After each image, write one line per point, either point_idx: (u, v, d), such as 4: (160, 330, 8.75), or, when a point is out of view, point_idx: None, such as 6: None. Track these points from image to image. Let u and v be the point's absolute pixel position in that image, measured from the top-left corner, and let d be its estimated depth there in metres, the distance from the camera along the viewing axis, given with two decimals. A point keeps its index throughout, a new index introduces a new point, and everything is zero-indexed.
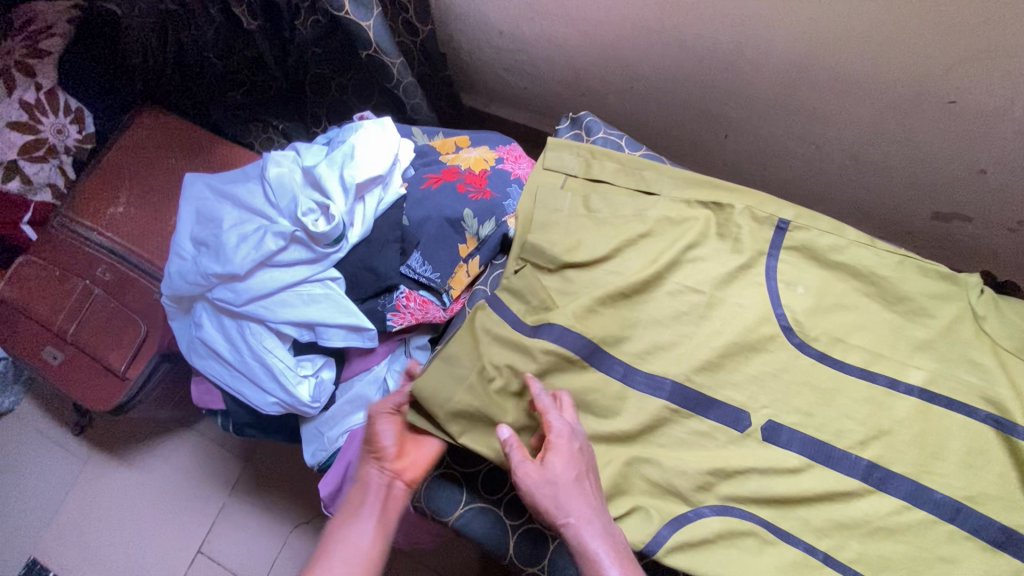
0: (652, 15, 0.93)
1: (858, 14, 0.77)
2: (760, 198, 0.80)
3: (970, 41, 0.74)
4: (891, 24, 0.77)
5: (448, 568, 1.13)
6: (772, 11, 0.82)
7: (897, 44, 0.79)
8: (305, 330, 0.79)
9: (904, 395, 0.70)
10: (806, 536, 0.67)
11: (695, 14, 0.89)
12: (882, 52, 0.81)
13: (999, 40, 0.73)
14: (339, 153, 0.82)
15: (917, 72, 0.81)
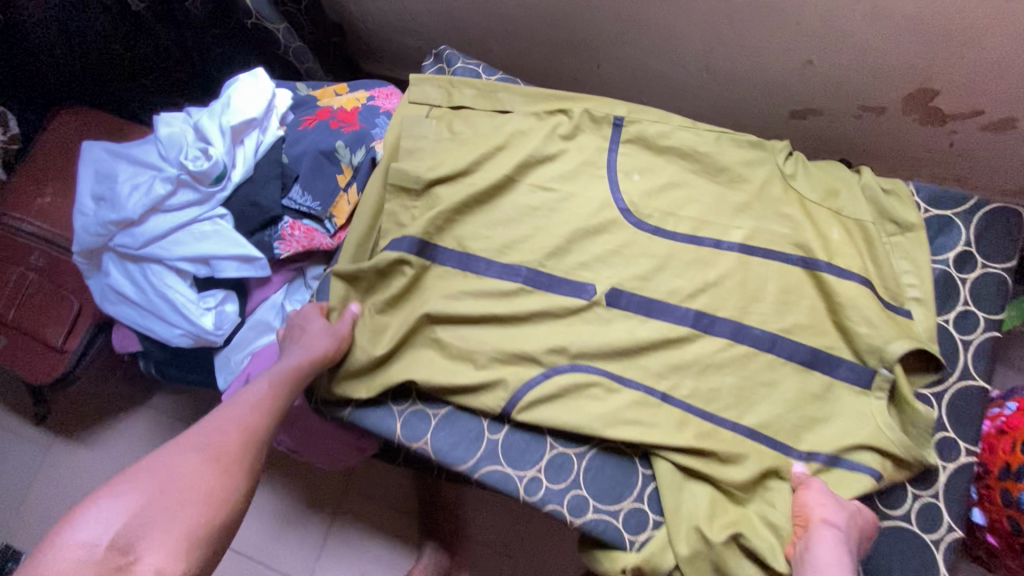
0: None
1: None
2: (596, 101, 0.88)
3: None
4: None
5: (392, 495, 1.21)
6: None
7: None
8: (201, 265, 0.87)
9: (727, 251, 0.78)
10: (647, 381, 0.75)
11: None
12: None
13: None
14: (218, 104, 0.91)
15: None
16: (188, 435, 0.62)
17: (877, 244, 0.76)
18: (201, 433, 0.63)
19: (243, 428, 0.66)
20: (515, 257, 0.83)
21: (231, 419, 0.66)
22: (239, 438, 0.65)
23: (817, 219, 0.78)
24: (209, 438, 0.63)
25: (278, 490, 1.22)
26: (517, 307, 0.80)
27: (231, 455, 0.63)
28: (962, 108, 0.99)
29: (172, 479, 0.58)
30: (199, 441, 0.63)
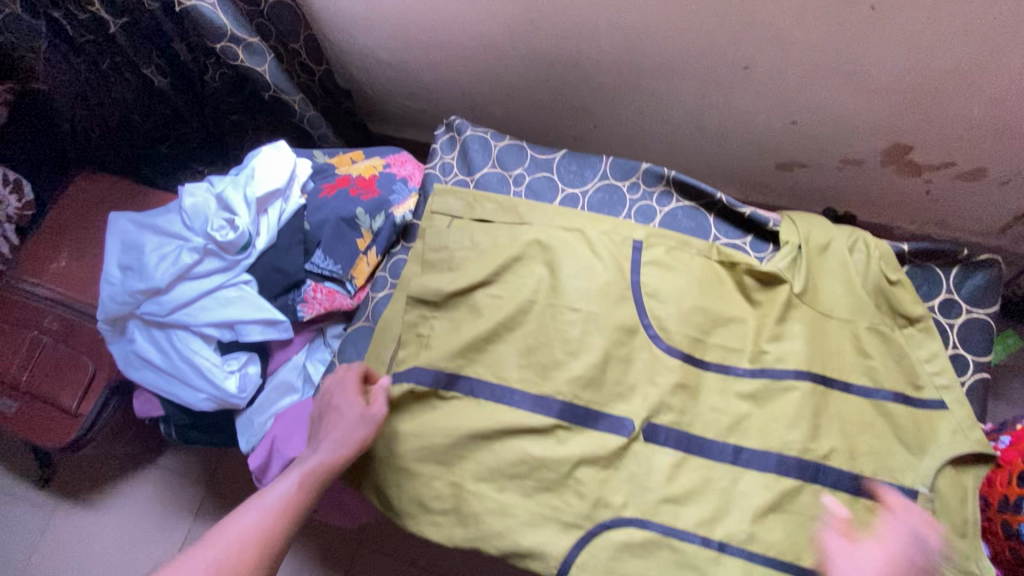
0: (502, 29, 1.09)
1: (648, 10, 0.94)
2: (596, 164, 0.96)
3: (736, 17, 0.90)
4: (676, 18, 0.94)
5: (406, 546, 1.20)
6: (589, 17, 1.00)
7: (692, 25, 0.94)
8: (226, 330, 0.90)
9: (727, 302, 0.83)
10: (661, 427, 0.79)
11: (537, 25, 1.05)
12: (679, 40, 0.98)
13: (756, 15, 0.89)
14: (242, 176, 0.95)
15: (712, 49, 0.98)
16: (202, 550, 0.62)
17: (869, 299, 0.80)
18: (215, 550, 0.63)
19: (261, 540, 0.65)
20: (531, 315, 0.86)
21: (248, 530, 0.65)
22: (254, 554, 0.64)
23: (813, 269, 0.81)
24: (226, 553, 0.63)
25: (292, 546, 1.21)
26: (534, 364, 0.83)
27: (246, 573, 0.62)
28: (936, 160, 1.06)
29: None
30: (212, 556, 0.62)
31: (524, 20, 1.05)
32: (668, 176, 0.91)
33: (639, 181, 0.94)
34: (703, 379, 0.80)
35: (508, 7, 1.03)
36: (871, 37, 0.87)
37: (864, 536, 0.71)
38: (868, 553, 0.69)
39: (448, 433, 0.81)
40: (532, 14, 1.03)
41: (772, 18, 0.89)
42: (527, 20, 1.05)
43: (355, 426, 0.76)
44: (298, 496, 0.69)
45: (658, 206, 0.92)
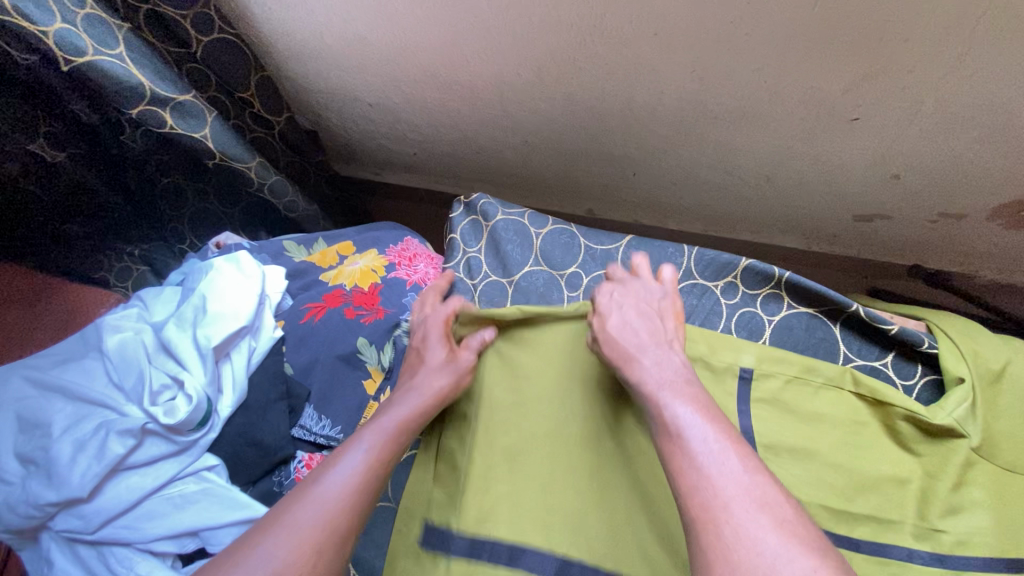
0: (527, 71, 0.83)
1: (743, 49, 0.71)
2: (670, 257, 0.74)
3: (865, 60, 0.68)
4: (779, 61, 0.71)
5: None
6: (655, 56, 0.75)
7: (789, 71, 0.72)
8: (187, 539, 0.62)
9: (880, 450, 0.62)
10: None
11: (575, 67, 0.80)
12: (773, 85, 0.75)
13: (891, 59, 0.68)
14: (189, 306, 0.67)
15: (814, 95, 0.75)
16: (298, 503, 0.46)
17: None
18: (307, 505, 0.46)
19: (360, 467, 0.51)
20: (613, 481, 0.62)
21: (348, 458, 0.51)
22: (352, 484, 0.49)
23: (993, 405, 0.61)
24: (323, 508, 0.47)
25: None
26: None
27: (354, 496, 0.48)
28: None
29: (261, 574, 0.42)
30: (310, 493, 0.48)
31: (559, 62, 0.80)
32: (782, 278, 0.70)
33: (738, 281, 0.72)
34: (857, 568, 0.58)
35: (539, 45, 0.78)
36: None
37: (659, 332, 0.60)
38: (652, 330, 0.60)
39: None
40: (572, 54, 0.78)
41: (917, 62, 0.67)
42: (563, 60, 0.79)
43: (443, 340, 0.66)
44: (396, 421, 0.56)
45: (763, 312, 0.71)
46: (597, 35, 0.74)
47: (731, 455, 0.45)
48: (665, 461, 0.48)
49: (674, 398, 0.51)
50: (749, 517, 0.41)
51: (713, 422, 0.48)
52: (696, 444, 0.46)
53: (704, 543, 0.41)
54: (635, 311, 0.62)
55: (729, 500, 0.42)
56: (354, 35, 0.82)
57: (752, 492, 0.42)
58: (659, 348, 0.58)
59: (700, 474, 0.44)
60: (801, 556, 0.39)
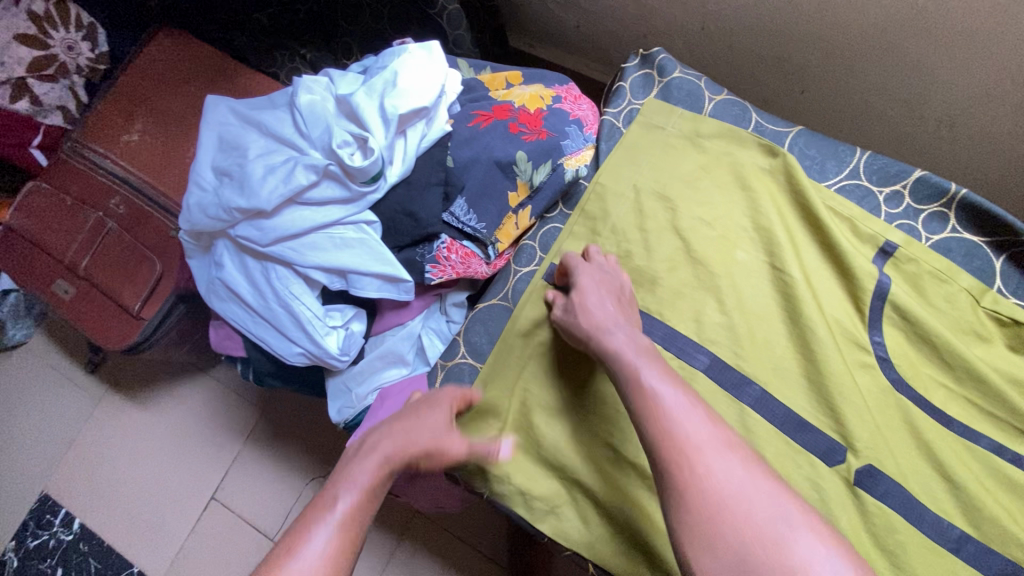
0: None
1: None
2: (841, 151, 0.72)
3: None
4: None
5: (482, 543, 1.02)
6: None
7: None
8: (336, 277, 0.72)
9: (1009, 379, 0.61)
10: (881, 522, 0.60)
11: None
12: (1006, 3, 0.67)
13: None
14: (379, 79, 0.72)
15: None
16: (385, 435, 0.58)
17: None
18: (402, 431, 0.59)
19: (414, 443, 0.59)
20: (731, 321, 0.67)
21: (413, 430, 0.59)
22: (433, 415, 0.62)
23: None
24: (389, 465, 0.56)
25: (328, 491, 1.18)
26: (724, 385, 0.66)
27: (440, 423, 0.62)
28: None
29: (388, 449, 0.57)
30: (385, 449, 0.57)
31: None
32: (956, 195, 0.67)
33: (906, 192, 0.69)
34: (935, 463, 0.61)
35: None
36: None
37: (626, 312, 0.65)
38: (620, 312, 0.64)
39: (607, 458, 0.64)
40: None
41: None
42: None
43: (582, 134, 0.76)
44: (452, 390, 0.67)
45: (924, 230, 0.68)
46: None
47: (697, 410, 0.54)
48: (639, 413, 0.54)
49: (643, 363, 0.57)
50: (718, 456, 0.50)
51: (678, 384, 0.56)
52: (669, 401, 0.53)
53: (673, 479, 0.50)
54: (607, 291, 0.66)
55: (700, 443, 0.51)
56: None
57: (717, 438, 0.52)
58: (630, 326, 0.62)
59: (675, 422, 0.52)
60: (759, 479, 0.50)
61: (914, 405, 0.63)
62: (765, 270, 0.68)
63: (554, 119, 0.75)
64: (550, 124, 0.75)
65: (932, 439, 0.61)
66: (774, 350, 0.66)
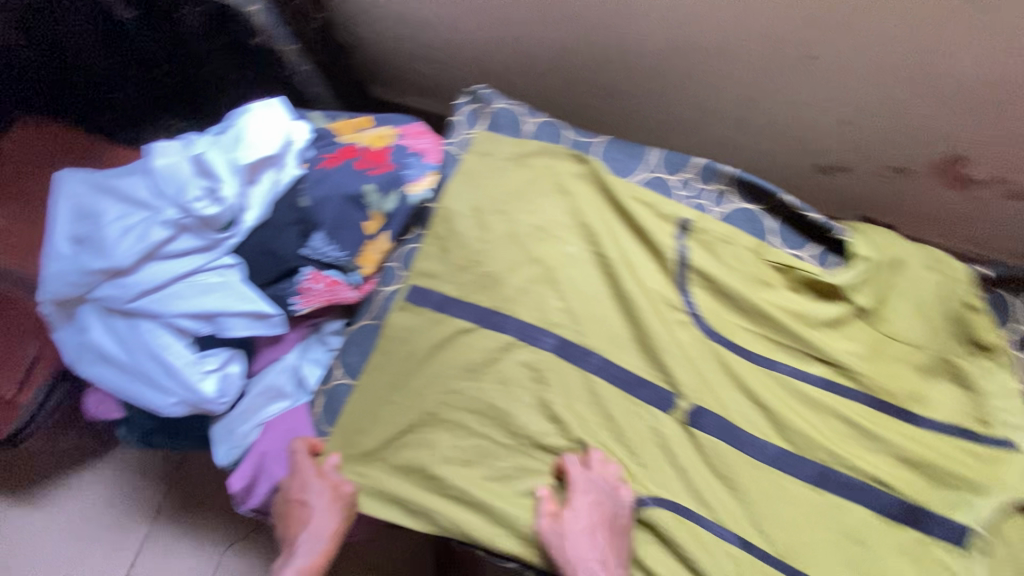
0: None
1: None
2: (639, 151, 0.85)
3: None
4: None
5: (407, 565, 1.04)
6: None
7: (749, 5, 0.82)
8: (204, 322, 0.75)
9: (790, 313, 0.74)
10: (713, 452, 0.69)
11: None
12: (738, 19, 0.85)
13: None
14: (227, 136, 0.79)
15: (770, 33, 0.86)
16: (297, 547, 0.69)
17: (940, 326, 0.71)
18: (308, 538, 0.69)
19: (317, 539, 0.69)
20: (569, 306, 0.77)
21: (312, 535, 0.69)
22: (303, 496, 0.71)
23: (889, 289, 0.73)
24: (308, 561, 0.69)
25: (253, 551, 1.16)
26: (571, 362, 0.75)
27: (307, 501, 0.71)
28: (989, 175, 0.98)
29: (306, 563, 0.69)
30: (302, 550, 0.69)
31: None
32: (730, 174, 0.81)
33: (694, 178, 0.83)
34: (748, 393, 0.71)
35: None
36: (972, 27, 0.77)
37: (614, 543, 0.67)
38: (594, 545, 0.65)
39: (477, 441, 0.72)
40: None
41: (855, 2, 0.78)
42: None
43: (428, 163, 0.85)
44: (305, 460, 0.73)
45: (712, 206, 0.82)
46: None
47: None
48: None
49: None
50: None
51: None
52: None
53: None
54: (599, 519, 0.66)
55: None
56: None
57: None
58: (603, 567, 0.64)
59: None
60: None
61: (726, 350, 0.74)
62: (591, 257, 0.79)
63: (399, 153, 0.84)
64: (394, 158, 0.83)
65: (743, 376, 0.72)
66: (607, 323, 0.76)
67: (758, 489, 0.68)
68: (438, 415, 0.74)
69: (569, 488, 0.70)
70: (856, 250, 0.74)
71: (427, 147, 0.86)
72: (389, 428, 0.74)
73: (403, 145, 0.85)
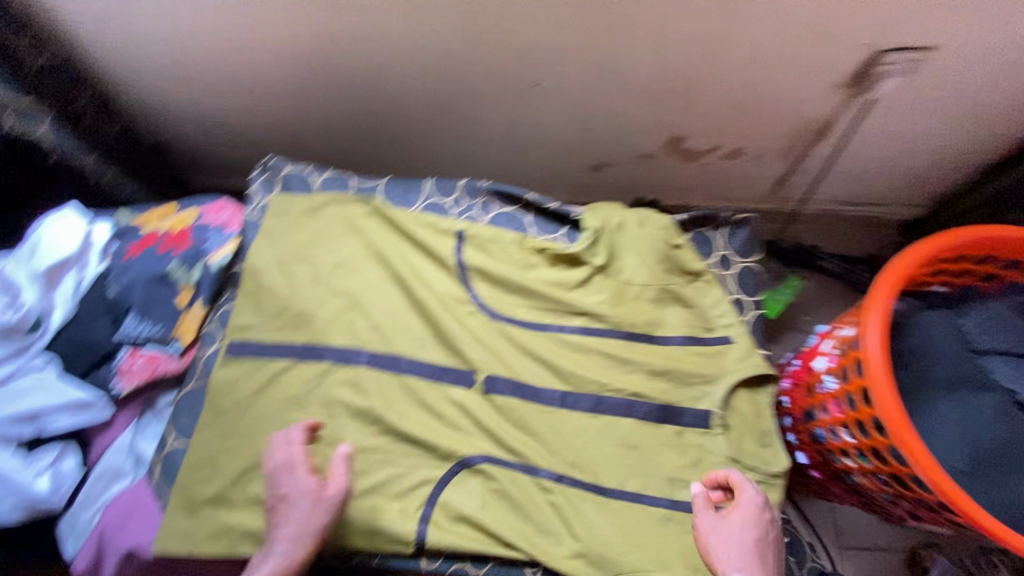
0: (302, 61, 1.08)
1: (437, 40, 1.01)
2: (413, 183, 1.01)
3: (510, 40, 1.00)
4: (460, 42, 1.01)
5: None
6: (386, 45, 1.03)
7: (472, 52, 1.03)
8: (26, 424, 0.79)
9: (551, 285, 0.91)
10: (509, 411, 0.83)
11: (336, 51, 1.05)
12: (468, 59, 1.04)
13: (526, 36, 0.99)
14: (23, 248, 0.84)
15: (497, 67, 1.06)
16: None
17: (659, 265, 0.92)
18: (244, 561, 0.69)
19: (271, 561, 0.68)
20: (374, 323, 0.89)
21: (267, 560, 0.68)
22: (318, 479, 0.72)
23: (617, 246, 0.93)
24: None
25: None
26: (383, 369, 0.86)
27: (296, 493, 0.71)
28: (705, 145, 1.25)
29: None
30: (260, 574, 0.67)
31: (322, 48, 1.05)
32: (484, 188, 0.99)
33: (460, 195, 0.99)
34: (529, 355, 0.86)
35: (299, 36, 1.02)
36: (635, 44, 0.99)
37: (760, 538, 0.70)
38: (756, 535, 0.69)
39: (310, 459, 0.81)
40: (329, 42, 1.03)
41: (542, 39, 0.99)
42: (323, 48, 1.05)
43: (228, 232, 0.95)
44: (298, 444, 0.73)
45: (481, 215, 0.98)
46: (339, 25, 1.00)
47: None
48: None
49: None
50: None
51: None
52: None
53: None
54: (745, 523, 0.70)
55: None
56: (156, 53, 1.07)
57: None
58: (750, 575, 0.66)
59: None
60: None
61: (508, 325, 0.89)
62: (386, 278, 0.92)
63: (199, 230, 0.94)
64: (194, 235, 0.93)
65: (524, 342, 0.87)
66: (407, 329, 0.89)
67: (549, 430, 0.81)
68: (270, 448, 0.81)
69: (396, 477, 0.80)
70: (586, 223, 0.94)
71: (227, 218, 0.97)
72: (225, 472, 0.80)
73: (203, 221, 0.95)
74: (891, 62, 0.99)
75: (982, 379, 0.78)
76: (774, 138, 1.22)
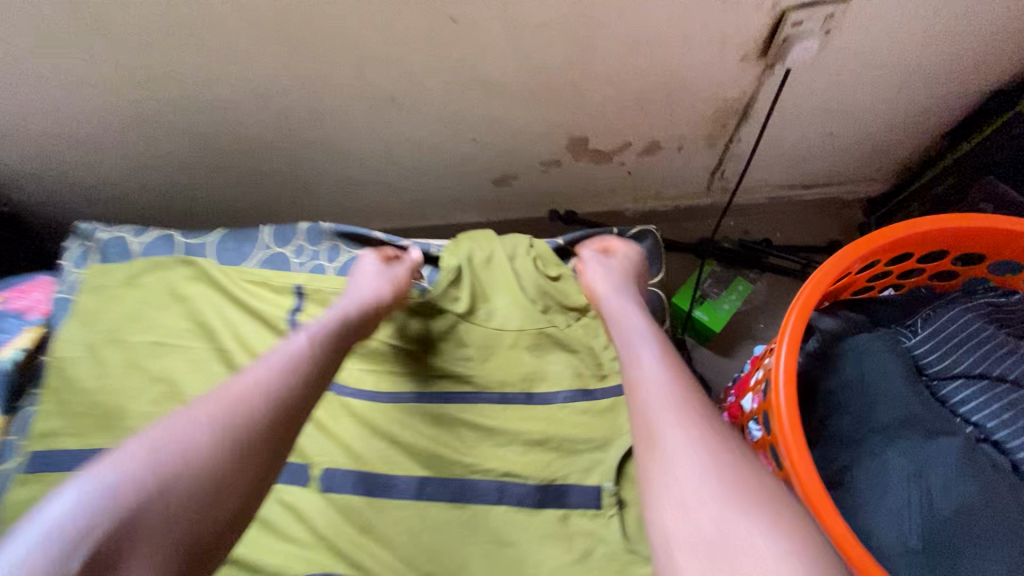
0: (119, 105, 0.92)
1: (262, 65, 0.86)
2: (249, 234, 0.86)
3: (344, 53, 0.84)
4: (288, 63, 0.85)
5: None
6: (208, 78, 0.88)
7: (308, 72, 0.87)
8: None
9: (405, 343, 0.76)
10: (351, 512, 0.66)
11: (154, 89, 0.90)
12: (307, 82, 0.89)
13: (361, 47, 0.83)
14: None
15: (343, 87, 0.90)
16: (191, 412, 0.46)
17: (536, 304, 0.78)
18: (213, 400, 0.48)
19: (231, 413, 0.47)
20: None
21: (233, 399, 0.48)
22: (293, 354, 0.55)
23: (484, 285, 0.80)
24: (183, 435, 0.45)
25: None
26: None
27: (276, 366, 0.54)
28: (614, 143, 1.08)
29: (156, 511, 0.41)
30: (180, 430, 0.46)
31: (139, 90, 0.90)
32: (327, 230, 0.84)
33: (302, 242, 0.85)
34: (378, 437, 0.70)
35: (102, 77, 0.87)
36: (491, 39, 0.82)
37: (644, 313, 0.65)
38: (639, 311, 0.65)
39: None
40: (141, 81, 0.88)
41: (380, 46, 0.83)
42: (137, 87, 0.89)
43: (33, 319, 0.82)
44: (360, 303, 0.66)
45: (326, 262, 0.84)
46: (141, 61, 0.84)
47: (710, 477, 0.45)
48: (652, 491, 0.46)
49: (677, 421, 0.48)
50: (687, 476, 0.45)
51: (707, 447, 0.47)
52: (680, 463, 0.46)
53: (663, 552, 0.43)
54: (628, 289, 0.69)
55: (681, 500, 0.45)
56: None
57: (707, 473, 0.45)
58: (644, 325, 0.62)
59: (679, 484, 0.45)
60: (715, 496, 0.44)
61: (354, 399, 0.73)
62: (210, 355, 0.77)
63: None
64: None
65: (374, 419, 0.71)
66: None
67: (401, 532, 0.65)
68: None
69: None
70: (445, 263, 0.81)
71: (33, 303, 0.83)
72: None
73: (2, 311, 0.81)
74: (800, 21, 0.80)
75: (938, 422, 0.60)
76: (691, 126, 1.04)
